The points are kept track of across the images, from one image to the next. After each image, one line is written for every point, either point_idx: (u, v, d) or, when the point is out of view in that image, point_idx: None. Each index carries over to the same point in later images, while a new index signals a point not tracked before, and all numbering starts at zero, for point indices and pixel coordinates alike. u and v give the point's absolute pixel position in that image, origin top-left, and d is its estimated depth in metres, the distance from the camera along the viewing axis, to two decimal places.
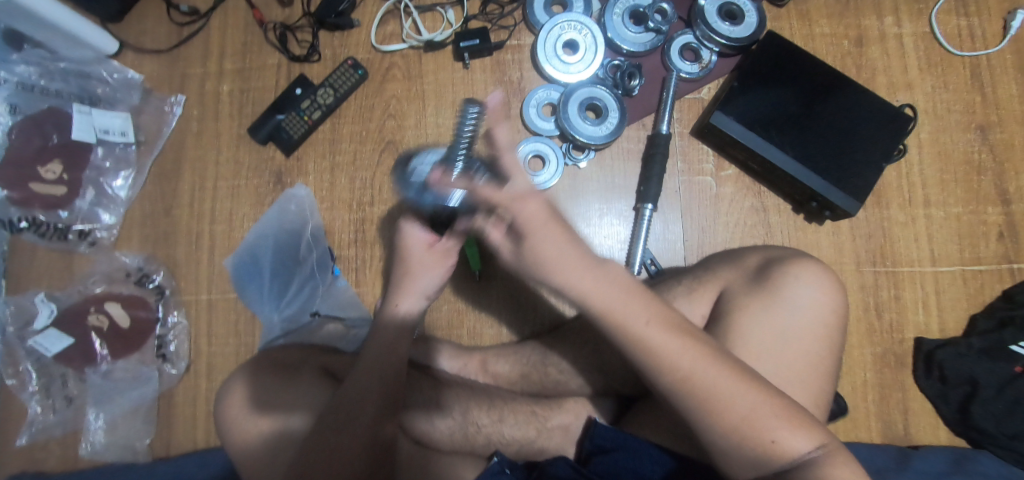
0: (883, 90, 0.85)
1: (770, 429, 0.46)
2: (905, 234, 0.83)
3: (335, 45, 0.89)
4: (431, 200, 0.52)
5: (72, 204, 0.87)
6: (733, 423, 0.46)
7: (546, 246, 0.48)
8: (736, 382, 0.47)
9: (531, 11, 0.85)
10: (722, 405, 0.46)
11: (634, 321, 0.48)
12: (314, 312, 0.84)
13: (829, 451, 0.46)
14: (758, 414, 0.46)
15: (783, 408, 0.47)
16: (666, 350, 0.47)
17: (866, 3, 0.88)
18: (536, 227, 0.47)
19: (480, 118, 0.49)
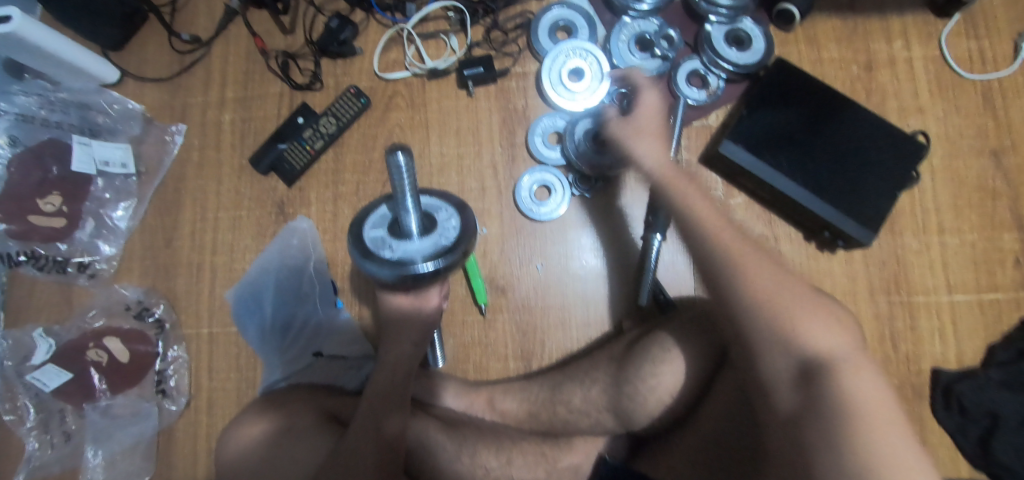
0: (894, 114, 0.83)
1: (797, 321, 0.52)
2: (920, 262, 0.81)
3: (338, 73, 0.88)
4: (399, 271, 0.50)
5: (72, 236, 0.86)
6: (762, 298, 0.52)
7: (651, 128, 0.63)
8: (782, 276, 0.55)
9: (536, 38, 0.84)
10: (751, 287, 0.54)
11: (694, 193, 0.59)
12: (316, 353, 0.82)
13: (856, 365, 0.49)
14: (789, 307, 0.52)
15: (819, 312, 0.53)
16: (702, 211, 0.58)
17: (875, 27, 0.86)
18: (647, 111, 0.64)
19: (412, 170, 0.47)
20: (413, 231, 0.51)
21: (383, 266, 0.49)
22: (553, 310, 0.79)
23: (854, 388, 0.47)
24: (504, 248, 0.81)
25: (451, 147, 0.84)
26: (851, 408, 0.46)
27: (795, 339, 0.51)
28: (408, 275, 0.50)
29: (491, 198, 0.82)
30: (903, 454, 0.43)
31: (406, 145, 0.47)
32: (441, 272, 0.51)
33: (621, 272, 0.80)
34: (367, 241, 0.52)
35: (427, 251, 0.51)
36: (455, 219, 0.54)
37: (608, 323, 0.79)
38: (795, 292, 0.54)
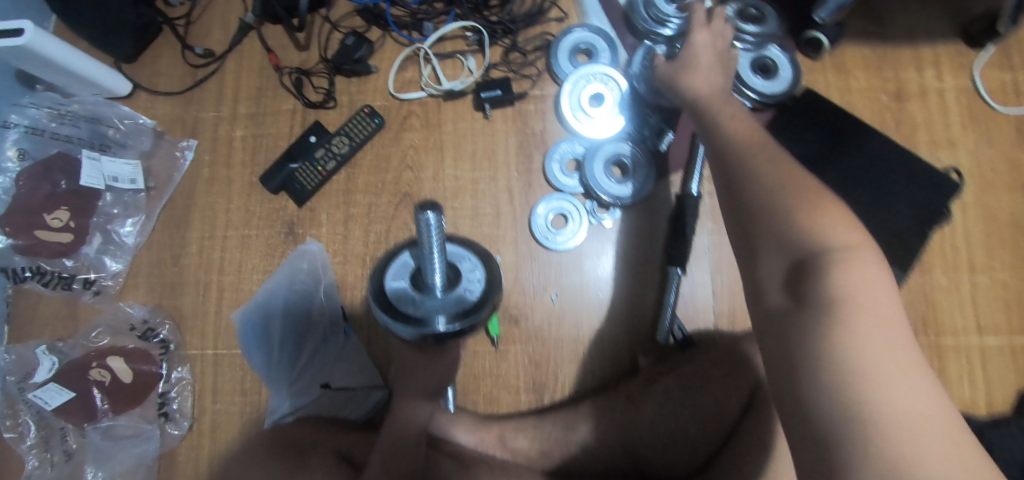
0: (925, 147, 0.79)
1: (800, 210, 0.45)
2: (951, 301, 0.77)
3: (352, 91, 0.87)
4: (415, 331, 0.55)
5: (78, 251, 0.85)
6: (766, 179, 0.48)
7: (700, 60, 0.64)
8: (792, 170, 0.48)
9: (556, 61, 0.83)
10: (755, 184, 0.48)
11: (722, 107, 0.59)
12: (325, 385, 0.79)
13: (865, 257, 0.41)
14: (797, 197, 0.46)
15: (830, 204, 0.45)
16: (719, 110, 0.59)
17: (906, 55, 0.83)
18: (700, 48, 0.65)
19: (440, 231, 0.50)
20: (437, 288, 0.56)
21: (407, 325, 0.54)
22: (568, 341, 0.77)
23: (854, 283, 0.40)
24: (519, 276, 0.78)
25: (466, 170, 0.82)
26: (840, 307, 0.39)
27: (798, 232, 0.44)
28: (430, 334, 0.55)
29: (506, 223, 0.80)
30: (898, 365, 0.37)
31: (436, 204, 0.48)
32: (462, 330, 0.56)
33: (638, 304, 0.78)
34: (389, 294, 0.56)
35: (448, 309, 0.55)
36: (477, 274, 0.59)
37: (623, 359, 0.77)
38: (806, 183, 0.47)
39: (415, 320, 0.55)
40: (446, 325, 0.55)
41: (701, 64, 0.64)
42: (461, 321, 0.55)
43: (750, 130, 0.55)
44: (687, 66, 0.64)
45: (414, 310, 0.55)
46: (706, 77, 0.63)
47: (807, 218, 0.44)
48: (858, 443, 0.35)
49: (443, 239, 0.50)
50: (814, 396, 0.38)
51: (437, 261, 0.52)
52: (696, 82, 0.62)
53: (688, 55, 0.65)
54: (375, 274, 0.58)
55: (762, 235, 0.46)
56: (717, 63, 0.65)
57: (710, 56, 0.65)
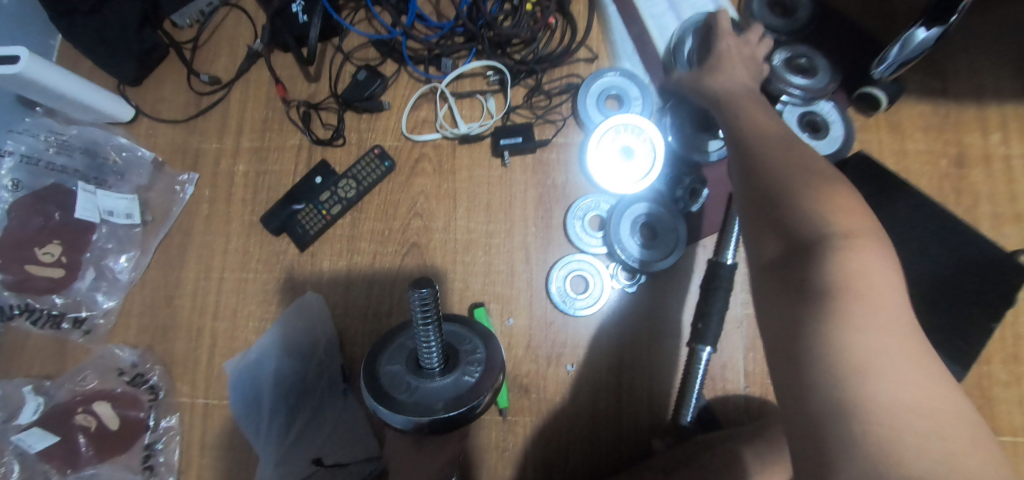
0: (986, 222, 0.71)
1: (808, 201, 0.46)
2: (1009, 396, 0.69)
3: (361, 128, 0.81)
4: (409, 420, 0.46)
5: (70, 287, 0.80)
6: (768, 168, 0.51)
7: (726, 63, 0.66)
8: (809, 165, 0.50)
9: (583, 107, 0.76)
10: (767, 173, 0.50)
11: (745, 106, 0.61)
12: (318, 460, 0.73)
13: (862, 240, 0.43)
14: (808, 190, 0.47)
15: (834, 194, 0.47)
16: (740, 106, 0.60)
17: (969, 116, 0.75)
18: (729, 51, 0.68)
19: (434, 301, 0.44)
20: (434, 370, 0.48)
21: (401, 414, 0.46)
22: (583, 417, 0.70)
23: (855, 269, 0.41)
24: (531, 343, 0.73)
25: (480, 222, 0.76)
26: (839, 293, 0.40)
27: (805, 220, 0.45)
28: (427, 423, 0.46)
29: (520, 283, 0.74)
30: (890, 344, 0.37)
31: (432, 279, 0.43)
32: (465, 417, 0.47)
33: (659, 380, 0.71)
34: (381, 377, 0.49)
35: (448, 393, 0.48)
36: (481, 352, 0.51)
37: (640, 440, 0.70)
38: (817, 176, 0.49)
39: (408, 407, 0.47)
40: (449, 412, 0.46)
41: (727, 66, 0.66)
42: (467, 403, 0.47)
43: (770, 123, 0.57)
44: (711, 69, 0.66)
45: (410, 396, 0.47)
46: (734, 80, 0.65)
47: (813, 207, 0.45)
48: (844, 415, 0.36)
49: (440, 314, 0.45)
50: (808, 373, 0.39)
51: (433, 331, 0.45)
52: (719, 85, 0.65)
53: (713, 60, 0.67)
54: (369, 357, 0.51)
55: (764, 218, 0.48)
56: (745, 68, 0.67)
57: (736, 59, 0.67)
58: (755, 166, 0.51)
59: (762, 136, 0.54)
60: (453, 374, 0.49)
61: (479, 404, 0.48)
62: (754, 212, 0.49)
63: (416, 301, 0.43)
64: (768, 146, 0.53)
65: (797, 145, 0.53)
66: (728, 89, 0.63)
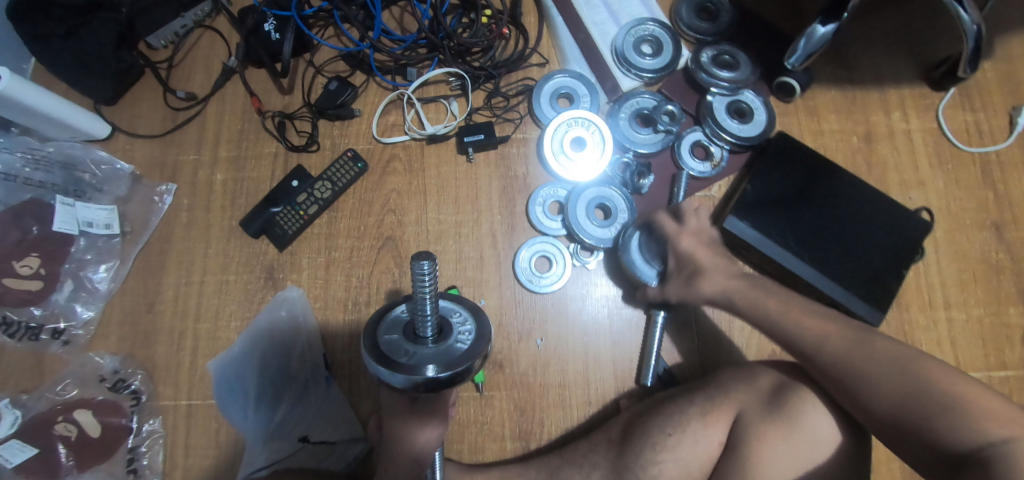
0: (894, 188, 0.82)
1: (950, 402, 0.45)
2: (930, 338, 0.77)
3: (335, 134, 0.87)
4: (403, 378, 0.49)
5: (49, 298, 0.82)
6: (853, 374, 0.51)
7: (698, 261, 0.66)
8: (906, 360, 0.49)
9: (537, 106, 0.84)
10: (872, 389, 0.49)
11: (767, 300, 0.60)
12: (304, 438, 0.78)
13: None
14: (926, 387, 0.47)
15: (952, 381, 0.46)
16: (770, 307, 0.59)
17: (873, 99, 0.86)
18: (695, 247, 0.67)
19: (433, 271, 0.47)
20: (429, 337, 0.52)
21: (397, 372, 0.49)
22: (553, 387, 0.76)
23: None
24: (503, 321, 0.78)
25: (450, 214, 0.83)
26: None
27: (952, 428, 0.44)
28: (421, 383, 0.50)
29: (490, 267, 0.80)
30: None
31: (431, 253, 0.48)
32: (457, 378, 0.50)
33: (619, 348, 0.77)
34: (380, 347, 0.52)
35: (441, 357, 0.51)
36: (470, 325, 0.55)
37: (608, 400, 0.76)
38: (912, 364, 0.49)
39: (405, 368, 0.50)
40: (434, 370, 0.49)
41: (703, 265, 0.65)
42: (455, 363, 0.50)
43: (826, 320, 0.56)
44: (700, 278, 0.65)
45: (405, 358, 0.50)
46: (722, 278, 0.64)
47: (953, 409, 0.44)
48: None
49: (436, 287, 0.49)
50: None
51: (428, 295, 0.48)
52: (716, 290, 0.64)
53: (683, 266, 0.67)
54: (371, 327, 0.55)
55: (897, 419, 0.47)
56: (717, 255, 0.66)
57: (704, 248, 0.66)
58: (853, 375, 0.51)
59: (838, 338, 0.54)
60: (444, 340, 0.52)
61: (471, 368, 0.51)
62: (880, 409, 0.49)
63: (419, 271, 0.47)
64: (847, 345, 0.53)
65: (878, 337, 0.53)
66: (734, 293, 0.62)
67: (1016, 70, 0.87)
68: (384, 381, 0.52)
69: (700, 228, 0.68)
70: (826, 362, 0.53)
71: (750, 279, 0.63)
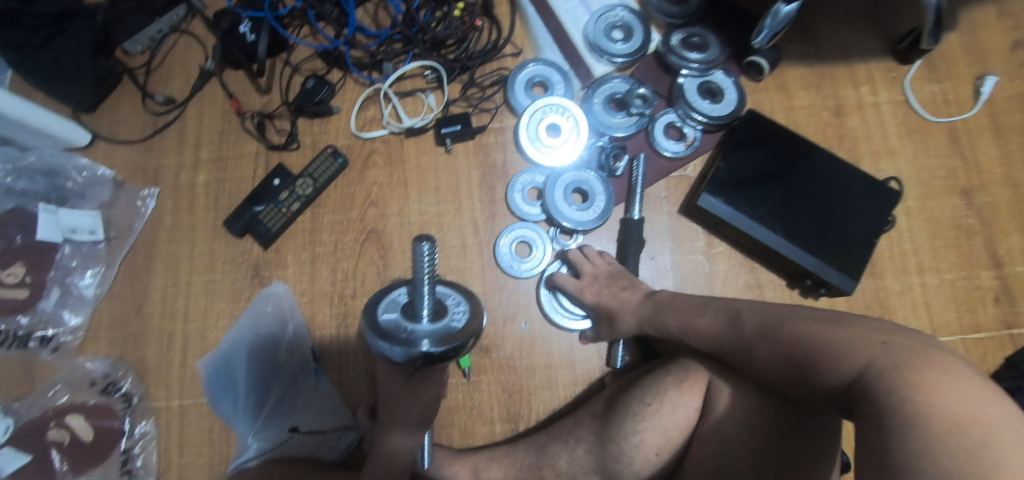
0: (866, 159, 0.84)
1: (814, 351, 0.47)
2: (903, 304, 0.79)
3: (315, 131, 0.88)
4: (402, 350, 0.50)
5: (35, 306, 0.82)
6: (742, 360, 0.54)
7: (605, 306, 0.72)
8: (776, 325, 0.52)
9: (513, 94, 0.85)
10: (762, 366, 0.52)
11: (666, 312, 0.64)
12: (293, 428, 0.79)
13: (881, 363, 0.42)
14: (795, 349, 0.49)
15: (812, 332, 0.48)
16: (663, 316, 0.64)
17: (842, 74, 0.88)
18: (597, 294, 0.73)
19: (433, 254, 0.49)
20: (425, 314, 0.53)
21: (395, 344, 0.50)
22: (539, 369, 0.78)
23: (912, 379, 0.39)
24: (487, 306, 0.80)
25: (432, 205, 0.84)
26: (924, 422, 0.37)
27: (828, 373, 0.45)
28: (418, 355, 0.50)
29: (473, 254, 0.81)
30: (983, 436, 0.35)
31: (431, 236, 0.50)
32: (451, 354, 0.51)
33: None
34: (379, 323, 0.52)
35: (437, 333, 0.52)
36: (464, 306, 0.56)
37: (590, 380, 0.78)
38: (776, 331, 0.51)
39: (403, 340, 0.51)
40: (429, 343, 0.50)
41: (613, 305, 0.71)
42: (450, 335, 0.51)
43: (712, 310, 0.60)
44: (613, 311, 0.71)
45: (402, 332, 0.51)
46: (630, 314, 0.69)
47: (816, 359, 0.46)
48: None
49: (435, 268, 0.50)
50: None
51: (427, 277, 0.50)
52: (630, 326, 0.69)
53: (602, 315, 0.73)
54: (370, 305, 0.55)
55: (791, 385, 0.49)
56: (620, 293, 0.71)
57: (605, 291, 0.73)
58: (742, 361, 0.54)
59: (718, 329, 0.57)
60: (441, 317, 0.54)
61: (464, 345, 0.52)
62: (776, 383, 0.51)
63: (420, 254, 0.49)
64: (729, 333, 0.56)
65: (748, 312, 0.55)
66: (644, 325, 0.67)
67: (979, 41, 0.89)
68: (383, 356, 0.53)
69: (595, 271, 0.75)
70: (728, 359, 0.56)
71: (650, 299, 0.68)
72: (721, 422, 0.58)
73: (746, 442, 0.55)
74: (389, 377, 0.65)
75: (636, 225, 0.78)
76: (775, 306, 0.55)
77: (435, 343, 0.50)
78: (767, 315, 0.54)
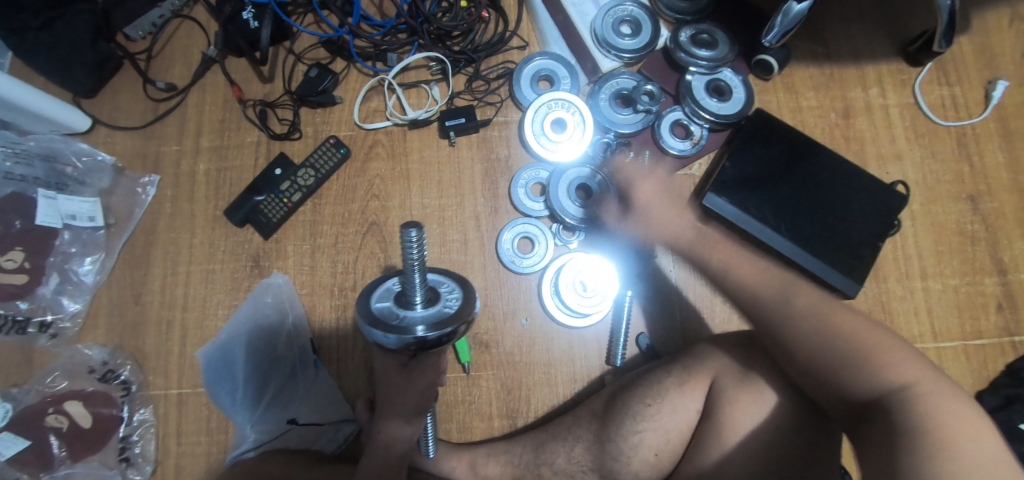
0: (872, 162, 0.83)
1: (863, 355, 0.50)
2: (906, 308, 0.78)
3: (317, 122, 0.87)
4: (394, 338, 0.50)
5: (34, 292, 0.81)
6: (778, 326, 0.55)
7: (653, 213, 0.61)
8: (829, 314, 0.53)
9: (518, 88, 0.84)
10: (794, 339, 0.54)
11: (711, 248, 0.59)
12: (292, 420, 0.79)
13: (922, 388, 0.47)
14: (838, 340, 0.51)
15: (865, 337, 0.51)
16: (711, 249, 0.59)
17: (851, 75, 0.87)
18: (650, 201, 0.62)
19: (421, 241, 0.48)
20: (417, 302, 0.52)
21: (387, 333, 0.49)
22: (538, 366, 0.77)
23: (941, 411, 0.45)
24: (488, 302, 0.79)
25: (434, 199, 0.83)
26: (944, 448, 0.43)
27: (860, 379, 0.49)
28: (412, 341, 0.50)
29: (474, 249, 0.81)
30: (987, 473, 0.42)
31: (419, 222, 0.49)
32: (444, 339, 0.51)
33: (599, 327, 0.79)
34: (372, 312, 0.52)
35: (430, 319, 0.51)
36: (456, 292, 0.55)
37: (589, 378, 0.77)
38: (825, 318, 0.53)
39: (394, 328, 0.50)
40: (421, 330, 0.50)
41: (658, 217, 0.61)
42: (442, 320, 0.51)
43: (759, 271, 0.57)
44: (657, 220, 0.61)
45: (393, 321, 0.51)
46: (676, 229, 0.61)
47: (862, 362, 0.50)
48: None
49: (424, 255, 0.49)
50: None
51: (416, 265, 0.49)
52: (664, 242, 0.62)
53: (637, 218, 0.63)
54: (362, 296, 0.54)
55: (822, 366, 0.52)
56: (672, 208, 0.62)
57: (661, 198, 0.62)
58: (775, 326, 0.55)
59: (766, 287, 0.56)
60: (433, 303, 0.53)
61: (456, 331, 0.52)
62: (804, 359, 0.53)
63: (407, 241, 0.48)
64: (775, 299, 0.55)
65: (800, 289, 0.55)
66: (680, 250, 0.61)
67: (991, 44, 0.88)
68: (376, 344, 0.52)
69: (650, 176, 0.63)
70: (757, 323, 0.57)
71: (701, 232, 0.61)
72: (722, 425, 0.58)
73: (745, 445, 0.56)
74: (384, 366, 0.62)
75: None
76: (824, 294, 0.55)
77: (427, 330, 0.50)
78: (817, 298, 0.55)
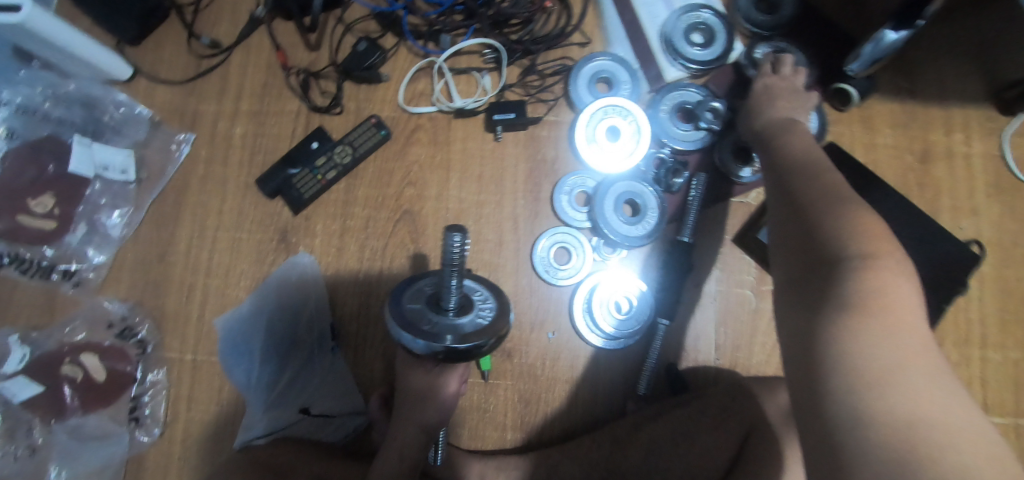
0: (945, 214, 0.77)
1: (842, 221, 0.46)
2: (960, 376, 0.73)
3: (360, 98, 0.83)
4: (423, 345, 0.47)
5: (62, 239, 0.81)
6: (791, 176, 0.54)
7: (770, 97, 0.68)
8: (836, 191, 0.50)
9: (574, 88, 0.80)
10: (798, 193, 0.51)
11: (793, 131, 0.61)
12: (303, 409, 0.77)
13: (886, 269, 0.42)
14: (831, 202, 0.48)
15: (865, 217, 0.46)
16: (785, 128, 0.62)
17: (936, 115, 0.80)
18: (774, 88, 0.68)
19: (464, 246, 0.46)
20: (450, 307, 0.49)
21: (416, 336, 0.46)
22: (560, 382, 0.74)
23: (887, 291, 0.41)
24: (516, 309, 0.76)
25: (472, 194, 0.80)
26: (868, 319, 0.40)
27: (828, 235, 0.46)
28: (441, 351, 0.47)
29: (508, 252, 0.77)
30: (906, 361, 0.38)
31: (463, 226, 0.47)
32: (474, 352, 0.48)
33: (628, 352, 0.75)
34: (405, 312, 0.49)
35: (461, 329, 0.48)
36: (491, 301, 0.53)
37: (611, 404, 0.74)
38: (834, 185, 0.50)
39: (424, 332, 0.47)
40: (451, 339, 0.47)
41: (770, 103, 0.67)
42: (475, 331, 0.48)
43: (810, 150, 0.57)
44: (769, 102, 0.67)
45: (423, 325, 0.48)
46: (780, 111, 0.65)
47: (840, 226, 0.46)
48: (858, 422, 0.37)
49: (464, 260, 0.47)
50: (823, 392, 0.40)
51: (455, 271, 0.47)
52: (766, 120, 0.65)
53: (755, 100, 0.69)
54: (395, 294, 0.52)
55: (808, 216, 0.48)
56: (793, 98, 0.68)
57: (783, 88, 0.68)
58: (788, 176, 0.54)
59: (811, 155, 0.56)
60: (466, 311, 0.50)
61: (487, 344, 0.48)
62: (794, 208, 0.50)
63: (448, 244, 0.46)
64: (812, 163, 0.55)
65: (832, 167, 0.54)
66: (771, 124, 0.64)
67: None
68: (403, 347, 0.49)
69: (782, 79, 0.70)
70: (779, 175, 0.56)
71: (793, 119, 0.64)
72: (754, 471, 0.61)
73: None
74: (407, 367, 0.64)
75: (683, 248, 0.73)
76: (843, 179, 0.52)
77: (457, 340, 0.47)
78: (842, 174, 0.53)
